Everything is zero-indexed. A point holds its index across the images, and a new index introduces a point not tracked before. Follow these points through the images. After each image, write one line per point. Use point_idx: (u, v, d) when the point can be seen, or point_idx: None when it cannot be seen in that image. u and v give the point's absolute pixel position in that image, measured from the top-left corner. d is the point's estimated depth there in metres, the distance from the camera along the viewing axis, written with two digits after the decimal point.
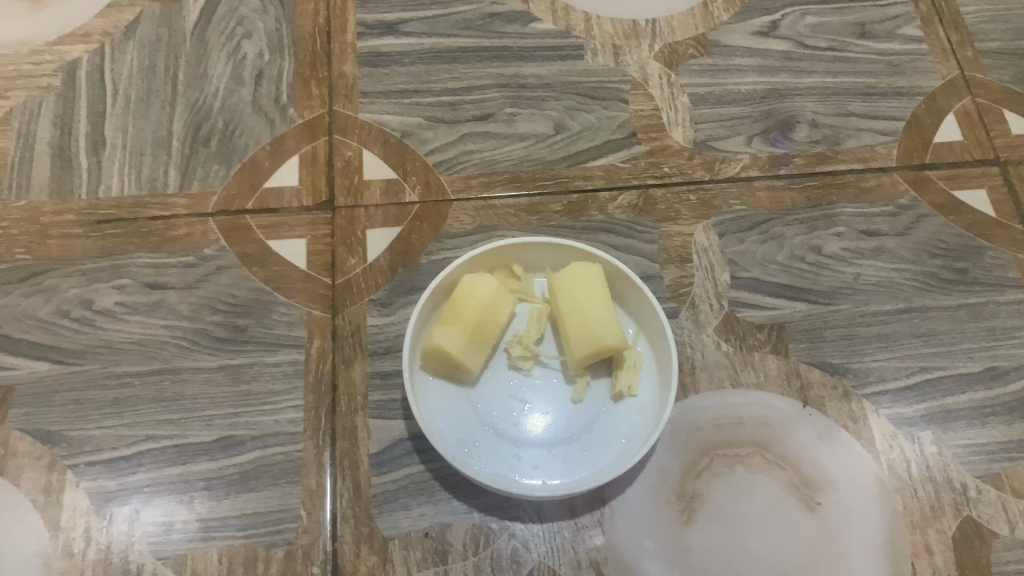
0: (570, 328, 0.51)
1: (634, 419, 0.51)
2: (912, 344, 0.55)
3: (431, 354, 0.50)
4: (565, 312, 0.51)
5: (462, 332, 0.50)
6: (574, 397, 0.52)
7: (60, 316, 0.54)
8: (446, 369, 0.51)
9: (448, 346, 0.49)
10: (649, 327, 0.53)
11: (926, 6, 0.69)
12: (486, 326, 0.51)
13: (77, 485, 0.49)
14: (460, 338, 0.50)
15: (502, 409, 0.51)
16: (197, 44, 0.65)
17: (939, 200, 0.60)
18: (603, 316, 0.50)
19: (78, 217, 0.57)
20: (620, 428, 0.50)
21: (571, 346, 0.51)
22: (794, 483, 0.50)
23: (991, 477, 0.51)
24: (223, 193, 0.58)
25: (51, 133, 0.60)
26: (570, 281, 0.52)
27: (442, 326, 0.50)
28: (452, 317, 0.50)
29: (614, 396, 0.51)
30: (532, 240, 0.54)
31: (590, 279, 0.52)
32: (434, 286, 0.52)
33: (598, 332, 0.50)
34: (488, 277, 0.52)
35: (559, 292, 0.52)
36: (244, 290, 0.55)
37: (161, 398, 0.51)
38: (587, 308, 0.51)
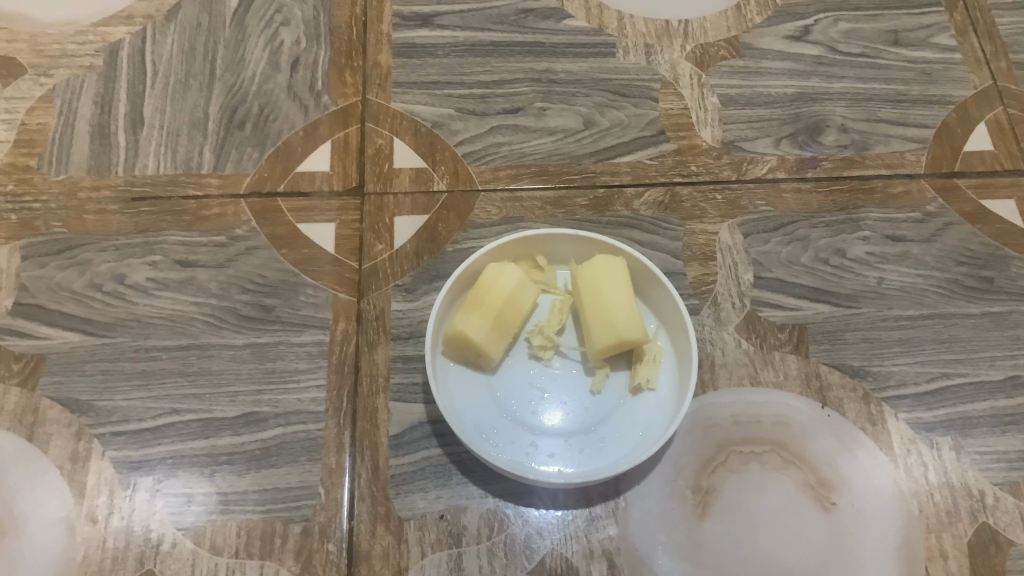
0: (591, 321, 0.51)
1: (651, 413, 0.51)
2: (934, 350, 0.55)
3: (453, 341, 0.50)
4: (587, 304, 0.52)
5: (486, 320, 0.50)
6: (592, 388, 0.52)
7: (93, 289, 0.55)
8: (468, 356, 0.51)
9: (470, 333, 0.50)
10: (671, 323, 0.53)
11: (961, 16, 0.69)
12: (508, 315, 0.51)
13: (103, 454, 0.50)
14: (483, 325, 0.50)
15: (521, 397, 0.52)
16: (236, 30, 0.66)
17: (967, 208, 0.60)
18: (625, 309, 0.51)
19: (114, 194, 0.58)
20: (637, 421, 0.51)
21: (592, 339, 0.51)
22: (809, 482, 0.51)
23: (1009, 486, 0.51)
24: (256, 176, 0.59)
25: (91, 111, 0.62)
26: (594, 274, 0.52)
27: (465, 314, 0.51)
28: (475, 303, 0.51)
29: (633, 390, 0.52)
30: (559, 232, 0.54)
31: (614, 272, 0.52)
32: (460, 273, 0.52)
33: (619, 324, 0.50)
34: (512, 267, 0.53)
35: (582, 285, 0.52)
36: (273, 270, 0.56)
37: (188, 372, 0.52)
38: (611, 302, 0.51)
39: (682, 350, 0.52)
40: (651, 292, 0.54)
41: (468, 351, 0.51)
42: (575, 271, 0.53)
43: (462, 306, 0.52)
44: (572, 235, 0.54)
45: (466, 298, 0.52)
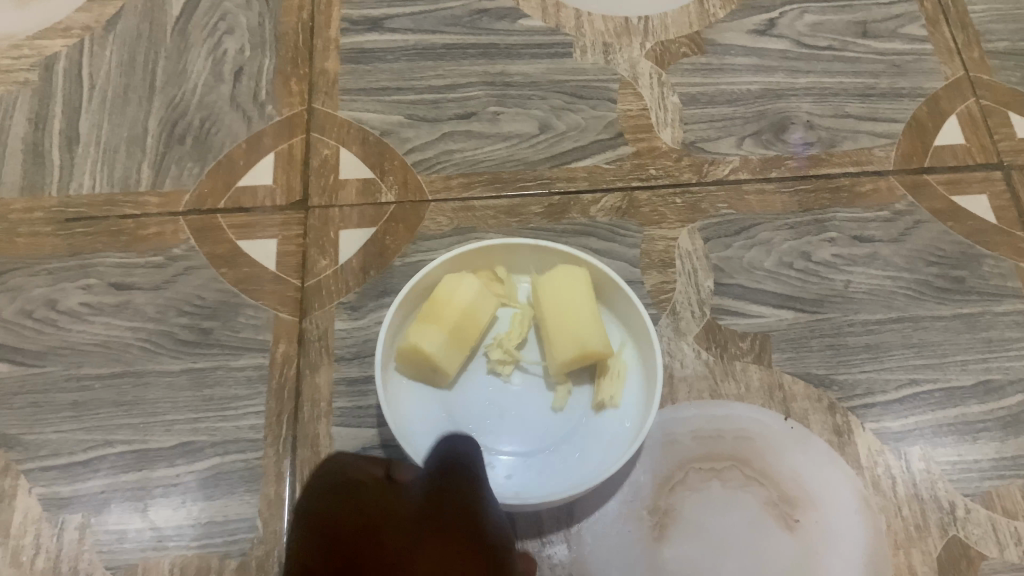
0: (551, 333, 0.49)
1: (616, 430, 0.48)
2: (903, 356, 0.53)
3: (407, 353, 0.48)
4: (547, 315, 0.49)
5: (442, 333, 0.48)
6: (555, 405, 0.49)
7: (24, 315, 0.53)
8: (422, 369, 0.49)
9: (425, 346, 0.47)
10: (637, 335, 0.51)
11: (932, 5, 0.67)
12: (466, 328, 0.49)
13: (30, 490, 0.48)
14: (439, 338, 0.48)
15: (477, 418, 0.49)
16: (178, 40, 0.64)
17: (937, 205, 0.58)
18: (588, 320, 0.48)
19: (48, 215, 0.56)
20: (601, 439, 0.48)
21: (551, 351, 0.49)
22: (772, 499, 0.48)
23: (981, 496, 0.49)
24: (196, 192, 0.57)
25: (25, 129, 0.59)
26: (556, 284, 0.50)
27: (420, 326, 0.48)
28: (430, 316, 0.48)
29: (596, 407, 0.49)
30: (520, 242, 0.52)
31: (575, 283, 0.50)
32: (414, 285, 0.50)
33: (583, 337, 0.48)
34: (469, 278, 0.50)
35: (543, 296, 0.50)
36: (212, 291, 0.54)
37: (122, 402, 0.50)
38: (573, 314, 0.49)
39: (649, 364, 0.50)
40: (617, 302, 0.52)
41: (422, 365, 0.48)
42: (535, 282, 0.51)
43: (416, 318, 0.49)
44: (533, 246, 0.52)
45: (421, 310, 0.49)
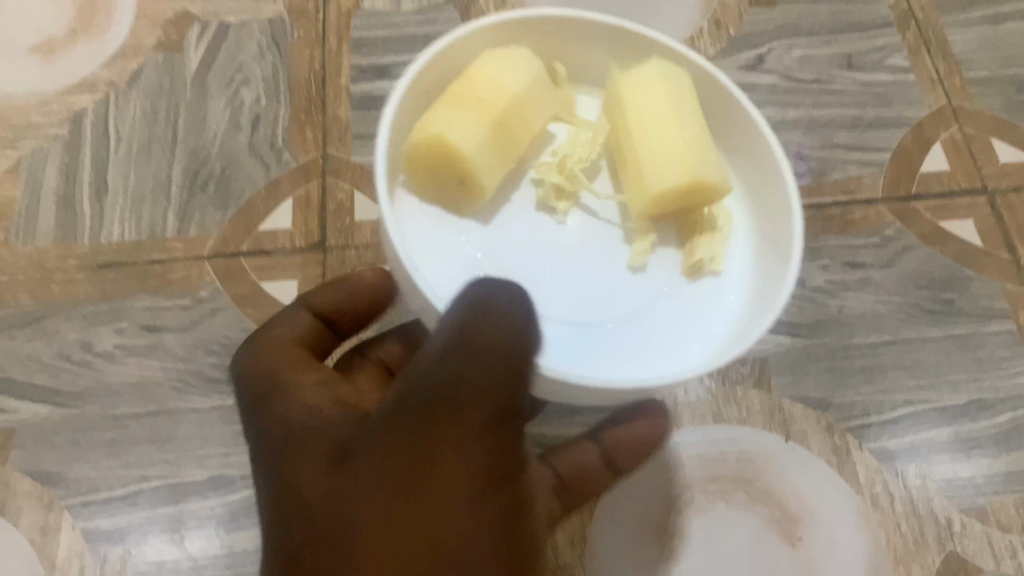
0: (648, 154, 0.45)
1: (711, 297, 0.47)
2: (897, 378, 0.55)
3: (431, 146, 0.44)
4: (645, 133, 0.45)
5: (477, 131, 0.44)
6: (632, 265, 0.47)
7: (61, 359, 0.56)
8: (444, 189, 0.47)
9: (455, 141, 0.43)
10: (756, 195, 0.49)
11: (914, 35, 0.69)
12: (513, 135, 0.46)
13: (74, 524, 0.51)
14: (480, 140, 0.44)
15: (516, 261, 0.47)
16: (197, 91, 0.67)
17: (926, 230, 0.60)
18: (698, 145, 0.45)
19: (80, 263, 0.59)
20: (694, 309, 0.47)
21: (648, 176, 0.45)
22: (776, 517, 0.51)
23: (976, 510, 0.52)
24: (219, 237, 0.60)
25: (57, 181, 0.62)
26: (656, 103, 0.46)
27: (456, 114, 0.44)
28: (465, 103, 0.45)
29: (691, 271, 0.47)
30: (604, 19, 0.49)
31: (681, 97, 0.46)
32: (444, 52, 0.47)
33: (694, 164, 0.44)
34: (524, 74, 0.46)
35: (637, 117, 0.46)
36: (238, 330, 0.57)
37: (156, 439, 0.53)
38: (677, 126, 0.45)
39: (765, 226, 0.48)
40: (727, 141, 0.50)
41: (447, 179, 0.46)
42: (624, 91, 0.47)
43: (455, 103, 0.45)
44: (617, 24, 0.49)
45: (467, 87, 0.45)
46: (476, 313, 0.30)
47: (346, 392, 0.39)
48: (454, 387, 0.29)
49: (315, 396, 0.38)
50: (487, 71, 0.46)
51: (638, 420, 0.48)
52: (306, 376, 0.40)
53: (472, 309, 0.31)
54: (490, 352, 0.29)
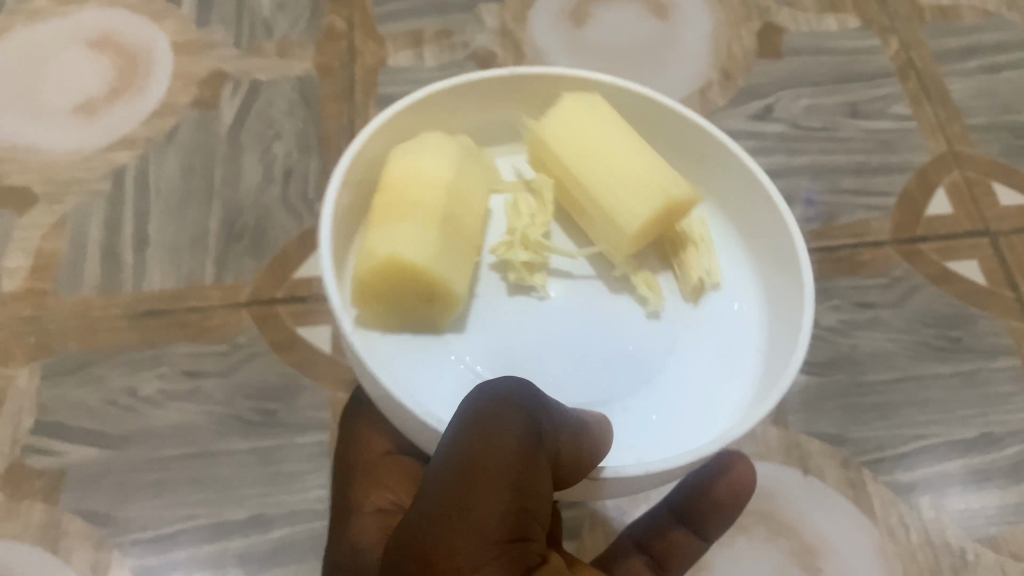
0: (613, 196, 0.43)
1: (722, 317, 0.45)
2: (909, 414, 0.57)
3: (384, 270, 0.40)
4: (597, 175, 0.44)
5: (427, 238, 0.40)
6: (647, 312, 0.45)
7: (107, 403, 0.59)
8: (413, 308, 0.42)
9: (410, 256, 0.40)
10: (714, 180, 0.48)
11: (915, 85, 0.72)
12: (461, 217, 0.43)
13: (122, 562, 0.54)
14: (433, 244, 0.40)
15: (517, 351, 0.43)
16: (231, 145, 0.69)
17: (931, 271, 0.63)
18: (651, 165, 0.43)
19: (123, 311, 0.62)
20: (721, 340, 0.44)
21: (623, 215, 0.43)
22: (795, 550, 0.53)
23: (989, 540, 0.54)
24: (255, 285, 0.63)
25: (100, 233, 0.65)
26: (586, 132, 0.45)
27: (394, 230, 0.41)
28: (399, 211, 0.41)
29: (694, 294, 0.45)
30: (491, 73, 0.46)
31: (603, 118, 0.45)
32: (353, 163, 0.43)
33: (661, 187, 0.43)
34: (444, 151, 0.44)
35: (580, 154, 0.44)
36: (274, 374, 0.59)
37: (198, 479, 0.56)
38: (625, 162, 0.43)
39: (749, 222, 0.47)
40: (668, 141, 0.48)
41: (410, 298, 0.41)
42: (546, 130, 0.45)
43: (390, 218, 0.41)
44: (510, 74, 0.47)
45: (393, 195, 0.42)
46: (479, 432, 0.33)
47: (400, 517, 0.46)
48: (465, 499, 0.32)
49: (371, 529, 0.45)
50: (403, 165, 0.43)
51: (718, 484, 0.48)
52: (371, 498, 0.47)
53: (479, 420, 0.33)
54: (496, 472, 0.32)
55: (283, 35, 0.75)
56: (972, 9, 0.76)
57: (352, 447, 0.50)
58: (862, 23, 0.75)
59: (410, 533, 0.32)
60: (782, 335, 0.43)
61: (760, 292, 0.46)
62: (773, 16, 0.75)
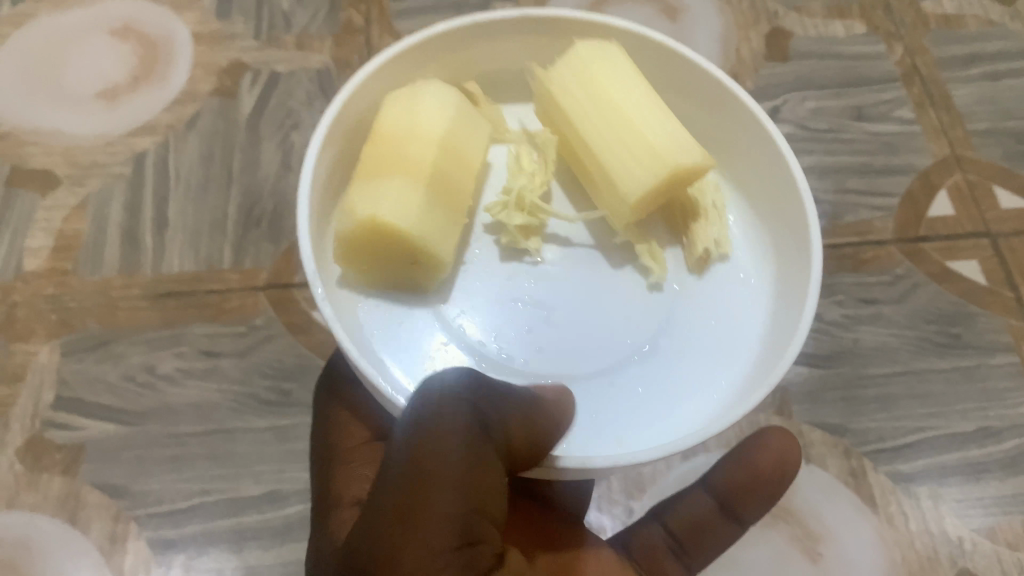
0: (615, 159, 0.43)
1: (733, 291, 0.45)
2: (909, 406, 0.59)
3: (362, 228, 0.40)
4: (607, 136, 0.43)
5: (409, 200, 0.40)
6: (650, 283, 0.45)
7: (126, 380, 0.60)
8: (396, 269, 0.42)
9: (390, 218, 0.40)
10: (734, 147, 0.48)
11: (918, 90, 0.74)
12: (453, 177, 0.43)
13: (139, 533, 0.55)
14: (417, 207, 0.40)
15: (503, 319, 0.44)
16: (250, 133, 0.70)
17: (933, 270, 0.64)
18: (660, 129, 0.43)
19: (143, 291, 0.63)
20: (723, 322, 0.44)
21: (622, 179, 0.43)
22: (797, 536, 0.55)
23: (986, 530, 0.55)
24: (272, 268, 0.64)
25: (121, 216, 0.66)
26: (598, 88, 0.44)
27: (379, 186, 0.41)
28: (387, 168, 0.41)
29: (698, 266, 0.45)
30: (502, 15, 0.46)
31: (615, 73, 0.45)
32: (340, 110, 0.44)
33: (665, 151, 0.42)
34: (441, 105, 0.44)
35: (591, 110, 0.44)
36: (291, 356, 0.61)
37: (214, 455, 0.57)
38: (632, 123, 0.43)
39: (767, 193, 0.46)
40: (686, 94, 0.48)
41: (397, 259, 0.41)
42: (556, 84, 0.46)
43: (375, 173, 0.41)
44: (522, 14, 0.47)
45: (385, 147, 0.42)
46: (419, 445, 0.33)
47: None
48: (409, 505, 0.32)
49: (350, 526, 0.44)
50: (393, 119, 0.43)
51: (757, 462, 0.48)
52: (352, 489, 0.47)
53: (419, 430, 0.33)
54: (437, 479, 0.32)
55: (302, 28, 0.76)
56: (975, 18, 0.77)
57: (331, 435, 0.50)
58: (869, 29, 0.77)
59: (358, 548, 0.32)
60: (784, 319, 0.43)
61: (772, 270, 0.46)
62: (781, 20, 0.77)
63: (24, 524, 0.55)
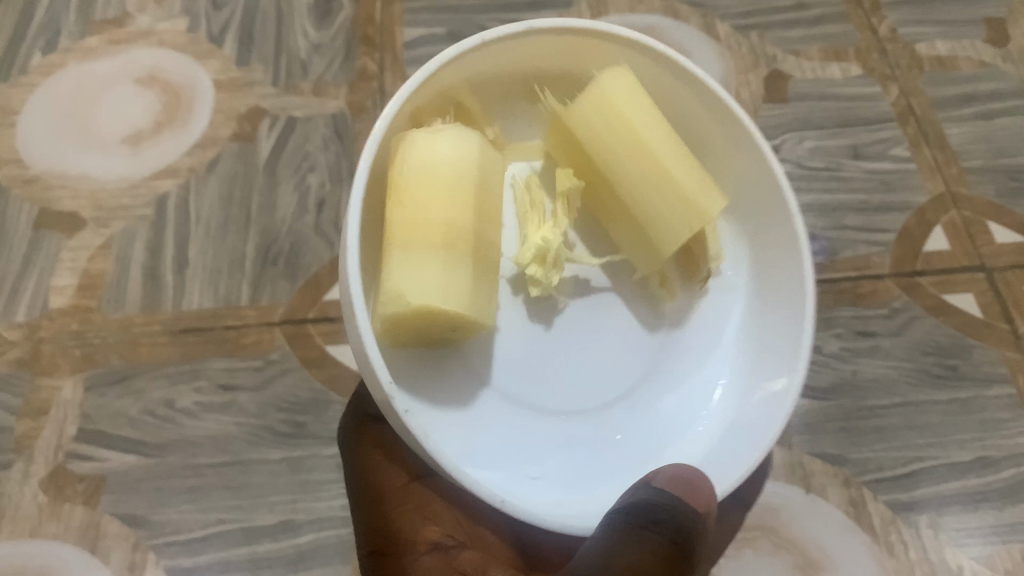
0: (653, 211, 0.48)
1: (717, 307, 0.52)
2: (907, 436, 0.60)
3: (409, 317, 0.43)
4: (637, 179, 0.48)
5: (460, 282, 0.44)
6: (657, 312, 0.52)
7: (146, 414, 0.62)
8: (429, 333, 0.46)
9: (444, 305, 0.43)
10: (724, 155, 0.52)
11: (914, 129, 0.76)
12: (489, 239, 0.46)
13: (157, 562, 0.57)
14: (468, 282, 0.44)
15: (528, 365, 0.50)
16: (268, 176, 0.73)
17: (930, 303, 0.66)
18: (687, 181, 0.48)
19: (164, 328, 0.65)
20: (706, 346, 0.51)
21: (662, 232, 0.48)
22: (799, 564, 0.56)
23: (985, 558, 0.57)
24: (288, 305, 0.66)
25: (143, 256, 0.69)
26: (623, 124, 0.48)
27: (424, 265, 0.43)
28: (423, 245, 0.43)
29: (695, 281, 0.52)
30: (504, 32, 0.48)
31: (634, 107, 0.48)
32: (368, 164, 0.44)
33: (696, 203, 0.47)
34: (462, 149, 0.46)
35: (621, 148, 0.48)
36: (305, 390, 0.63)
37: (231, 486, 0.59)
38: (660, 167, 0.48)
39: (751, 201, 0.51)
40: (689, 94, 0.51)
41: (438, 331, 0.46)
42: (576, 123, 0.49)
43: (411, 240, 0.43)
44: (528, 28, 0.48)
45: (412, 209, 0.44)
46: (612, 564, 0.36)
47: (466, 557, 0.45)
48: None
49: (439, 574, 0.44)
50: (422, 172, 0.45)
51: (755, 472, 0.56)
52: (424, 532, 0.46)
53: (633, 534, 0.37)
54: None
55: (319, 75, 0.79)
56: (968, 60, 0.80)
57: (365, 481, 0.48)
58: (864, 71, 0.79)
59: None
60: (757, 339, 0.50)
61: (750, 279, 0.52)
62: (780, 63, 0.79)
63: (47, 553, 0.58)
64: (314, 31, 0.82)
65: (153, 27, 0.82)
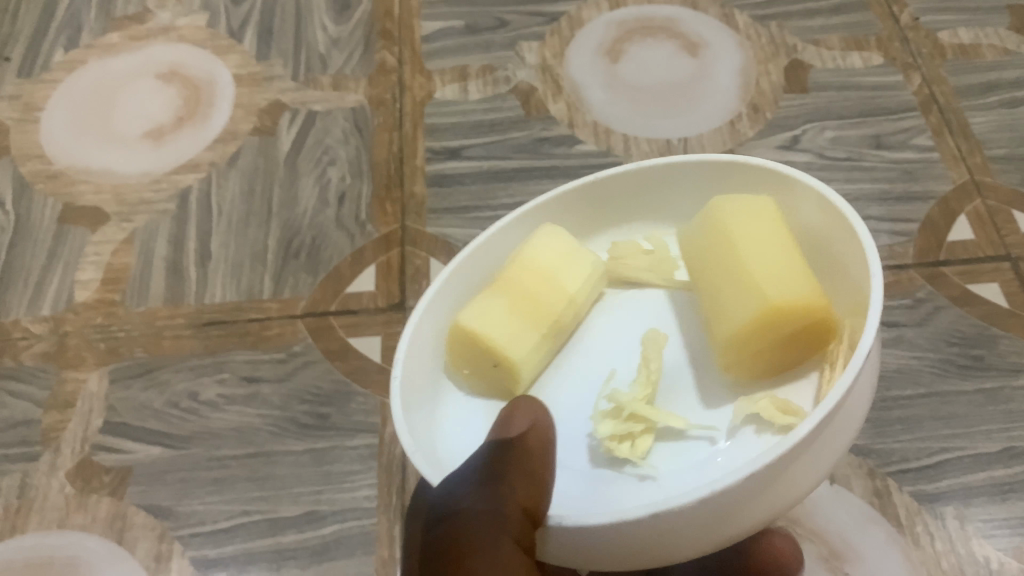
0: (727, 297, 0.40)
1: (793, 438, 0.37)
2: (933, 427, 0.60)
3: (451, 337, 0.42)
4: (733, 264, 0.41)
5: (491, 316, 0.42)
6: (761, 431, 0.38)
7: (170, 406, 0.62)
8: (490, 375, 0.43)
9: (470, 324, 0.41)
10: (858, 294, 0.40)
11: (937, 118, 0.75)
12: (541, 295, 0.43)
13: (183, 553, 0.57)
14: (497, 319, 0.42)
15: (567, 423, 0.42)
16: (289, 170, 0.73)
17: (954, 293, 0.65)
18: (780, 267, 0.39)
19: (187, 321, 0.66)
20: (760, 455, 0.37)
21: (728, 319, 0.40)
22: (824, 555, 0.56)
23: (1013, 550, 0.56)
24: (310, 298, 0.66)
25: (166, 250, 0.69)
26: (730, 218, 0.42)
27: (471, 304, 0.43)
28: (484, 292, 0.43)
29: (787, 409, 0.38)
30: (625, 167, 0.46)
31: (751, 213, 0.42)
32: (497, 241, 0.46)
33: (769, 288, 0.39)
34: (545, 237, 0.45)
35: (716, 242, 0.42)
36: (327, 381, 0.62)
37: (255, 477, 0.59)
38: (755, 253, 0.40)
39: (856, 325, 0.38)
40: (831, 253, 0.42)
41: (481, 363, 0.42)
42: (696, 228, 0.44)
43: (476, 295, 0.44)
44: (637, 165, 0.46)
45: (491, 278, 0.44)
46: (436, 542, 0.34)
47: None
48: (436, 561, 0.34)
49: None
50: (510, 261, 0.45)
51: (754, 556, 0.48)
52: None
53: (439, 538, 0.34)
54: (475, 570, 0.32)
55: (338, 69, 0.79)
56: (991, 47, 0.79)
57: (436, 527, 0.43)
58: (886, 61, 0.79)
59: None
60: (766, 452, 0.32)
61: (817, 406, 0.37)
62: (799, 53, 0.79)
63: (76, 544, 0.58)
64: (333, 26, 0.83)
65: (172, 24, 0.83)
